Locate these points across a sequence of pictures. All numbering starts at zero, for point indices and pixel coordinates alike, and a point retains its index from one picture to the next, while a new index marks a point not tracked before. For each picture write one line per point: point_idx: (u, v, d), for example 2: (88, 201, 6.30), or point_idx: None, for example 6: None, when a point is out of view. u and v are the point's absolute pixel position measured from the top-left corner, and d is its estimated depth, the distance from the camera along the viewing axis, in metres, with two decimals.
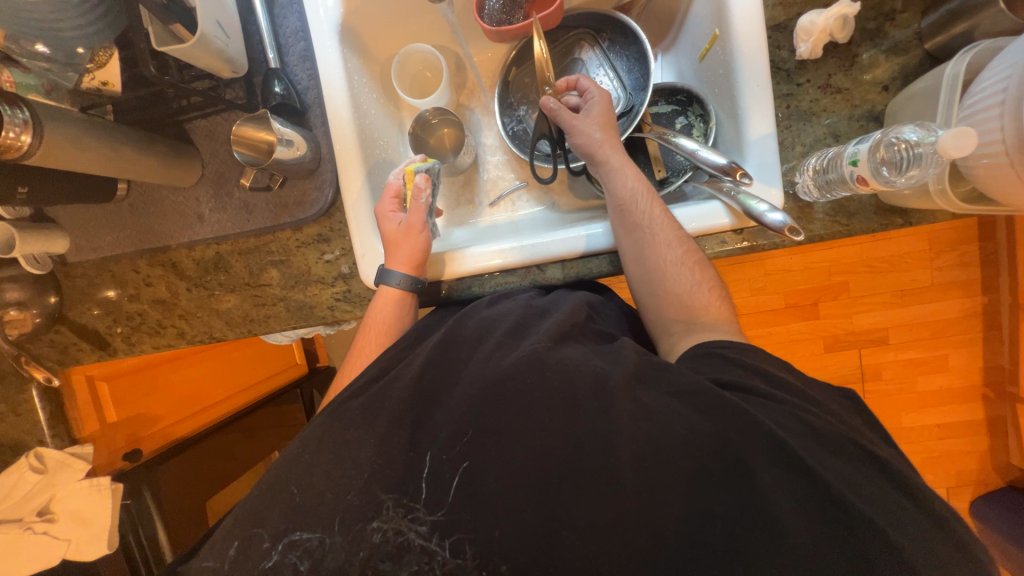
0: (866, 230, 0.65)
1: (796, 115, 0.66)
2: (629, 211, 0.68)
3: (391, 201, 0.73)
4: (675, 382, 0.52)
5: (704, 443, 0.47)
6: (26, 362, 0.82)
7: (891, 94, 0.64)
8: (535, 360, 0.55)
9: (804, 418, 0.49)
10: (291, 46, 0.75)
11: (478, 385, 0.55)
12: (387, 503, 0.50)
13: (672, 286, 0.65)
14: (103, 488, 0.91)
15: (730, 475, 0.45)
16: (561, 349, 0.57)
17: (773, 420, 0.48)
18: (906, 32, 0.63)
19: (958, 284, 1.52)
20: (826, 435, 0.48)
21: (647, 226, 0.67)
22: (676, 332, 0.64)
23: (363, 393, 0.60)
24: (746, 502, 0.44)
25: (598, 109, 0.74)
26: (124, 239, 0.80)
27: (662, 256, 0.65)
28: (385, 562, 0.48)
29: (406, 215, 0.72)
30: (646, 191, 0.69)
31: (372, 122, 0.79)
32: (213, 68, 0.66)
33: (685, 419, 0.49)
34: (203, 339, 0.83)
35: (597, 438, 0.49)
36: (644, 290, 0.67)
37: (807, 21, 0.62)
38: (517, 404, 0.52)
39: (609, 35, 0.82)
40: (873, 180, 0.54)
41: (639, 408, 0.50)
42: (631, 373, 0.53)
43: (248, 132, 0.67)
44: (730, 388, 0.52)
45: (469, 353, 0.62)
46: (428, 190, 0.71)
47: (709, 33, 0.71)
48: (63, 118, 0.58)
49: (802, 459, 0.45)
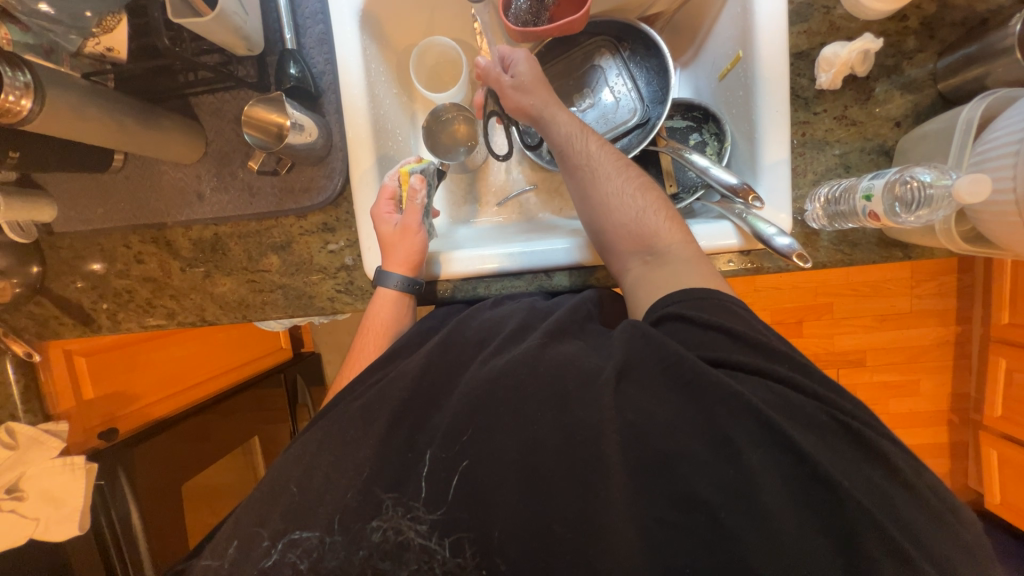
0: (868, 260, 0.66)
1: (811, 143, 0.67)
2: (568, 153, 0.69)
3: (386, 202, 0.70)
4: (659, 357, 0.52)
5: (688, 427, 0.48)
6: (4, 336, 0.81)
7: (902, 131, 0.66)
8: (529, 358, 0.56)
9: (775, 389, 0.50)
10: (308, 28, 0.73)
11: (480, 381, 0.55)
12: (387, 502, 0.50)
13: (621, 218, 0.66)
14: (75, 468, 0.88)
15: (718, 460, 0.46)
16: (555, 346, 0.58)
17: (755, 395, 0.49)
18: (922, 71, 0.65)
19: (935, 313, 1.59)
20: (802, 407, 0.49)
21: (586, 165, 0.68)
22: (636, 267, 0.65)
23: (360, 397, 0.60)
24: (732, 485, 0.45)
25: (523, 67, 0.72)
26: (117, 213, 0.77)
27: (604, 190, 0.67)
28: (385, 561, 0.48)
29: (400, 217, 0.70)
30: (580, 130, 0.70)
31: (386, 113, 0.77)
32: (227, 45, 0.63)
33: (670, 407, 0.50)
34: (194, 321, 0.81)
35: (586, 429, 0.49)
36: (597, 231, 0.68)
37: (830, 52, 0.64)
38: (524, 409, 0.52)
39: (630, 45, 0.82)
40: (884, 216, 0.56)
41: (625, 399, 0.51)
42: (623, 366, 0.53)
43: (258, 114, 0.66)
44: (720, 365, 0.52)
45: (471, 355, 0.62)
46: (423, 191, 0.70)
47: (731, 54, 0.71)
48: (65, 84, 0.55)
49: (795, 443, 0.45)
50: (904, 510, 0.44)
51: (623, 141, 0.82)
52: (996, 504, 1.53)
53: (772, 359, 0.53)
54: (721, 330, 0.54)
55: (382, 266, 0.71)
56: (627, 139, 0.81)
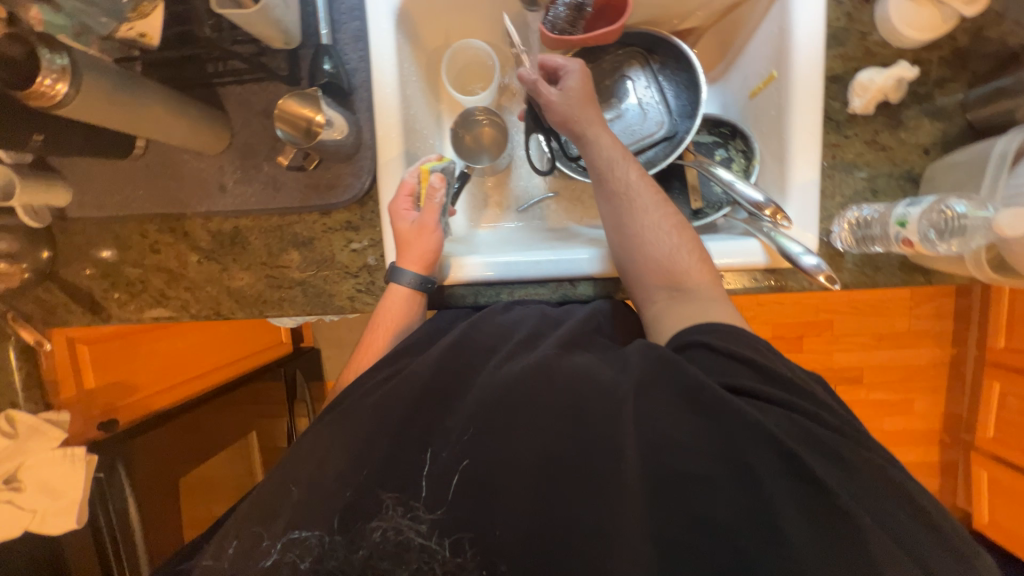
0: (889, 284, 0.67)
1: (840, 166, 0.68)
2: (608, 178, 0.69)
3: (404, 198, 0.70)
4: (676, 379, 0.52)
5: (707, 450, 0.48)
6: (14, 321, 0.80)
7: (930, 158, 0.67)
8: (543, 368, 0.56)
9: (797, 420, 0.50)
10: (344, 23, 0.71)
11: (502, 387, 0.54)
12: (387, 502, 0.50)
13: (653, 251, 0.65)
14: (76, 459, 0.86)
15: (738, 483, 0.46)
16: (570, 355, 0.59)
17: (783, 431, 0.48)
18: (952, 100, 0.66)
19: (932, 335, 1.62)
20: (825, 441, 0.48)
21: (624, 193, 0.68)
22: (661, 301, 0.65)
23: (375, 393, 0.59)
24: (750, 512, 0.45)
25: (575, 82, 0.71)
26: (136, 201, 0.75)
27: (639, 221, 0.66)
28: (385, 561, 0.48)
29: (418, 214, 0.69)
30: (622, 156, 0.69)
31: (416, 112, 0.76)
32: (265, 37, 0.61)
33: (690, 430, 0.49)
34: (209, 314, 0.79)
35: (603, 444, 0.49)
36: (626, 258, 0.68)
37: (866, 78, 0.64)
38: (542, 419, 0.51)
39: (660, 58, 0.82)
40: (918, 244, 0.57)
41: (643, 417, 0.51)
42: (639, 385, 0.53)
43: (291, 108, 0.65)
44: (742, 394, 0.52)
45: (483, 361, 0.61)
46: (443, 191, 0.69)
47: (764, 73, 0.72)
48: (101, 68, 0.54)
49: (811, 470, 0.46)
50: (918, 534, 0.45)
51: (649, 154, 0.82)
52: (985, 524, 1.58)
53: (788, 385, 0.53)
54: (741, 363, 0.54)
55: (396, 263, 0.71)
56: (653, 152, 0.82)
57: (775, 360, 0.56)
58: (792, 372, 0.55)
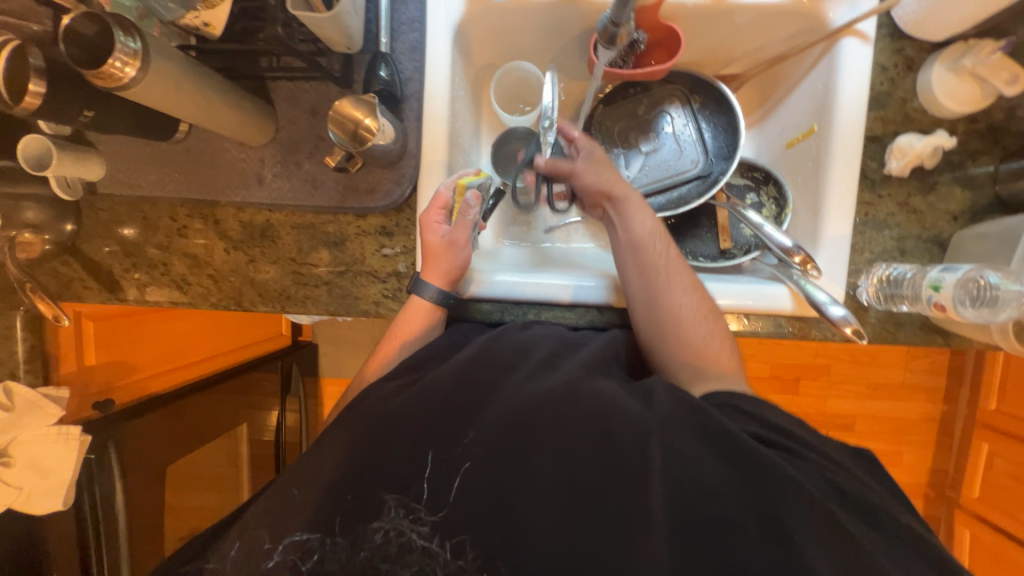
0: (910, 342, 0.69)
1: (871, 223, 0.70)
2: (643, 252, 0.66)
3: (437, 211, 0.69)
4: (701, 423, 0.52)
5: (735, 496, 0.48)
6: (33, 292, 0.67)
7: (958, 225, 0.69)
8: (569, 392, 0.55)
9: (826, 476, 0.50)
10: (402, 33, 0.72)
11: (523, 405, 0.54)
12: (388, 502, 0.51)
13: (687, 334, 0.64)
14: (70, 438, 0.82)
15: (765, 531, 0.46)
16: (594, 380, 0.58)
17: (812, 484, 0.49)
18: (983, 172, 0.68)
19: (925, 390, 1.65)
20: (856, 497, 0.49)
21: (662, 266, 0.66)
22: (689, 380, 0.63)
23: (394, 399, 0.58)
24: (777, 562, 0.45)
25: (599, 143, 0.71)
26: (170, 183, 0.75)
27: (674, 302, 0.65)
28: (385, 561, 0.49)
29: (449, 229, 0.69)
30: (657, 230, 0.67)
31: (461, 126, 0.77)
32: (330, 40, 0.61)
33: (717, 474, 0.49)
34: (230, 305, 0.78)
35: (629, 478, 0.49)
36: (655, 336, 0.66)
37: (905, 142, 0.67)
38: (566, 445, 0.51)
39: (701, 98, 0.84)
40: (950, 308, 0.59)
41: (670, 452, 0.50)
42: (665, 420, 0.52)
43: (345, 109, 0.65)
44: (771, 445, 0.53)
45: (501, 378, 0.60)
46: (477, 209, 0.68)
47: (805, 126, 0.74)
48: (169, 54, 0.53)
49: (837, 522, 0.47)
50: None
51: (681, 190, 0.83)
52: None
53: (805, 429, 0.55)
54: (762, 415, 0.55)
55: (421, 274, 0.71)
56: (686, 189, 0.83)
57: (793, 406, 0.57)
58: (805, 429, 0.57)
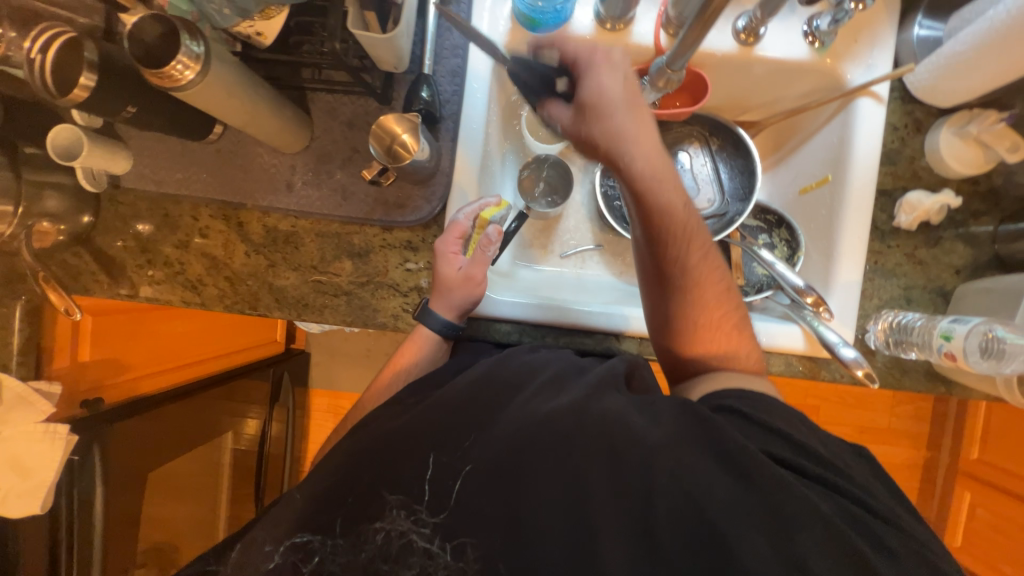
0: (914, 388, 0.71)
1: (880, 271, 0.73)
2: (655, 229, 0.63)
3: (455, 242, 0.70)
4: (712, 439, 0.52)
5: (748, 516, 0.48)
6: (47, 282, 0.66)
7: (960, 279, 0.72)
8: (575, 409, 0.54)
9: (840, 500, 0.51)
10: (444, 58, 0.74)
11: (530, 423, 0.53)
12: (391, 503, 0.51)
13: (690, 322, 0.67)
14: (57, 437, 0.79)
15: (780, 555, 0.46)
16: (600, 399, 0.56)
17: (824, 503, 0.50)
18: (984, 230, 0.72)
19: (909, 436, 1.68)
20: (869, 522, 0.50)
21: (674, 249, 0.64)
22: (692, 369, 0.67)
23: (412, 413, 0.58)
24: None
25: (615, 90, 0.57)
26: (196, 183, 0.74)
27: (681, 286, 0.66)
28: (386, 562, 0.50)
29: (467, 262, 0.70)
30: (676, 205, 0.62)
31: (492, 150, 0.79)
32: (379, 58, 0.64)
33: (728, 493, 0.49)
34: (244, 309, 0.77)
35: (642, 497, 0.49)
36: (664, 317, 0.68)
37: (914, 198, 0.71)
38: (575, 463, 0.50)
39: (719, 141, 0.87)
40: (960, 357, 0.62)
41: (682, 469, 0.49)
42: (675, 436, 0.52)
43: (388, 122, 0.67)
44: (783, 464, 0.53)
45: (509, 398, 0.58)
46: (496, 245, 0.71)
47: (818, 176, 0.79)
48: (226, 60, 0.55)
49: (852, 548, 0.47)
50: None
51: None
52: None
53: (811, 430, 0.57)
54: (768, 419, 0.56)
55: (429, 302, 0.72)
56: None
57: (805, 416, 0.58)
58: (829, 449, 0.56)
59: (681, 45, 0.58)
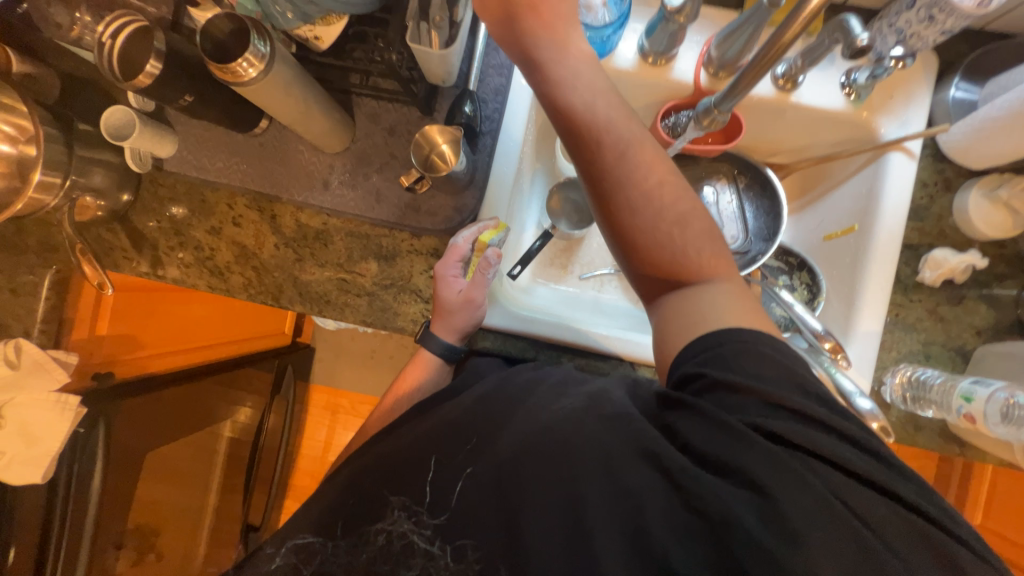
0: (927, 446, 0.71)
1: (900, 324, 0.73)
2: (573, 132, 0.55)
3: (455, 265, 0.71)
4: (701, 422, 0.48)
5: (742, 510, 0.44)
6: (83, 252, 0.67)
7: (981, 340, 0.72)
8: (577, 412, 0.53)
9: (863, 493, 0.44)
10: (488, 77, 0.77)
11: (538, 431, 0.53)
12: (393, 504, 0.52)
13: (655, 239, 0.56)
14: (66, 408, 0.79)
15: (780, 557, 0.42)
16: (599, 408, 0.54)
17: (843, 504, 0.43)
18: (1007, 294, 0.72)
19: None
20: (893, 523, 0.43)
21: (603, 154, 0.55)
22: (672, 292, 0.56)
23: (425, 423, 0.59)
24: None
25: None
26: (237, 173, 0.77)
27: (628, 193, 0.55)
28: (386, 563, 0.50)
29: (466, 284, 0.71)
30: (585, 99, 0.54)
31: (524, 167, 0.80)
32: (431, 73, 0.69)
33: (722, 487, 0.45)
34: (267, 300, 0.78)
35: (632, 495, 0.47)
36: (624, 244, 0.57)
37: (940, 256, 0.71)
38: (574, 467, 0.49)
39: (747, 180, 0.88)
40: (980, 421, 0.63)
41: (668, 458, 0.47)
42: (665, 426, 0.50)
43: (429, 133, 0.71)
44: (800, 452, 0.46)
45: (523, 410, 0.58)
46: (496, 266, 0.70)
47: (845, 224, 0.80)
48: (287, 63, 0.58)
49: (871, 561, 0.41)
50: None
51: None
52: None
53: (805, 389, 0.48)
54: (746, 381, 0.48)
55: (433, 326, 0.73)
56: None
57: (800, 369, 0.49)
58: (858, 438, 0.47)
59: (731, 89, 0.62)
